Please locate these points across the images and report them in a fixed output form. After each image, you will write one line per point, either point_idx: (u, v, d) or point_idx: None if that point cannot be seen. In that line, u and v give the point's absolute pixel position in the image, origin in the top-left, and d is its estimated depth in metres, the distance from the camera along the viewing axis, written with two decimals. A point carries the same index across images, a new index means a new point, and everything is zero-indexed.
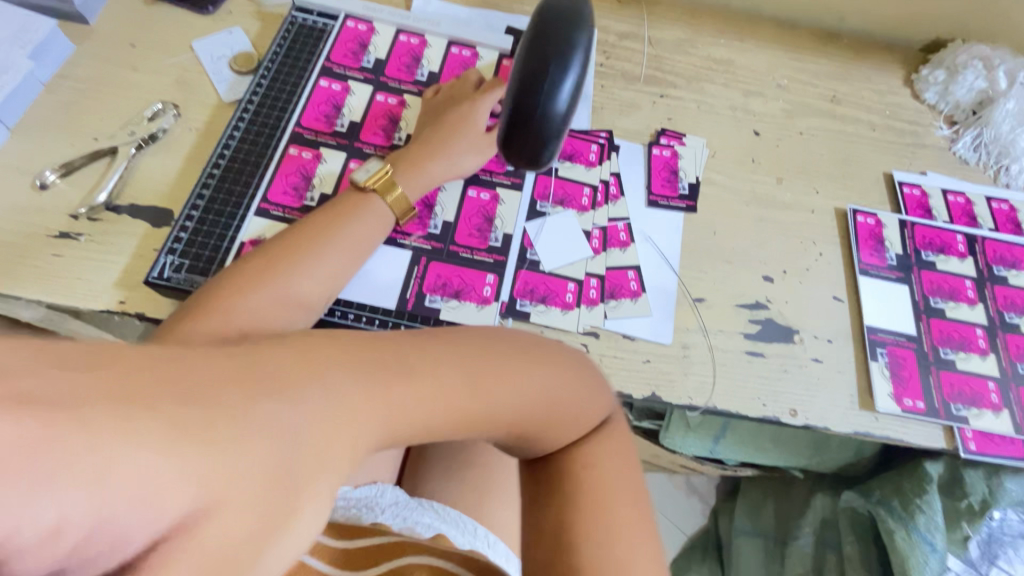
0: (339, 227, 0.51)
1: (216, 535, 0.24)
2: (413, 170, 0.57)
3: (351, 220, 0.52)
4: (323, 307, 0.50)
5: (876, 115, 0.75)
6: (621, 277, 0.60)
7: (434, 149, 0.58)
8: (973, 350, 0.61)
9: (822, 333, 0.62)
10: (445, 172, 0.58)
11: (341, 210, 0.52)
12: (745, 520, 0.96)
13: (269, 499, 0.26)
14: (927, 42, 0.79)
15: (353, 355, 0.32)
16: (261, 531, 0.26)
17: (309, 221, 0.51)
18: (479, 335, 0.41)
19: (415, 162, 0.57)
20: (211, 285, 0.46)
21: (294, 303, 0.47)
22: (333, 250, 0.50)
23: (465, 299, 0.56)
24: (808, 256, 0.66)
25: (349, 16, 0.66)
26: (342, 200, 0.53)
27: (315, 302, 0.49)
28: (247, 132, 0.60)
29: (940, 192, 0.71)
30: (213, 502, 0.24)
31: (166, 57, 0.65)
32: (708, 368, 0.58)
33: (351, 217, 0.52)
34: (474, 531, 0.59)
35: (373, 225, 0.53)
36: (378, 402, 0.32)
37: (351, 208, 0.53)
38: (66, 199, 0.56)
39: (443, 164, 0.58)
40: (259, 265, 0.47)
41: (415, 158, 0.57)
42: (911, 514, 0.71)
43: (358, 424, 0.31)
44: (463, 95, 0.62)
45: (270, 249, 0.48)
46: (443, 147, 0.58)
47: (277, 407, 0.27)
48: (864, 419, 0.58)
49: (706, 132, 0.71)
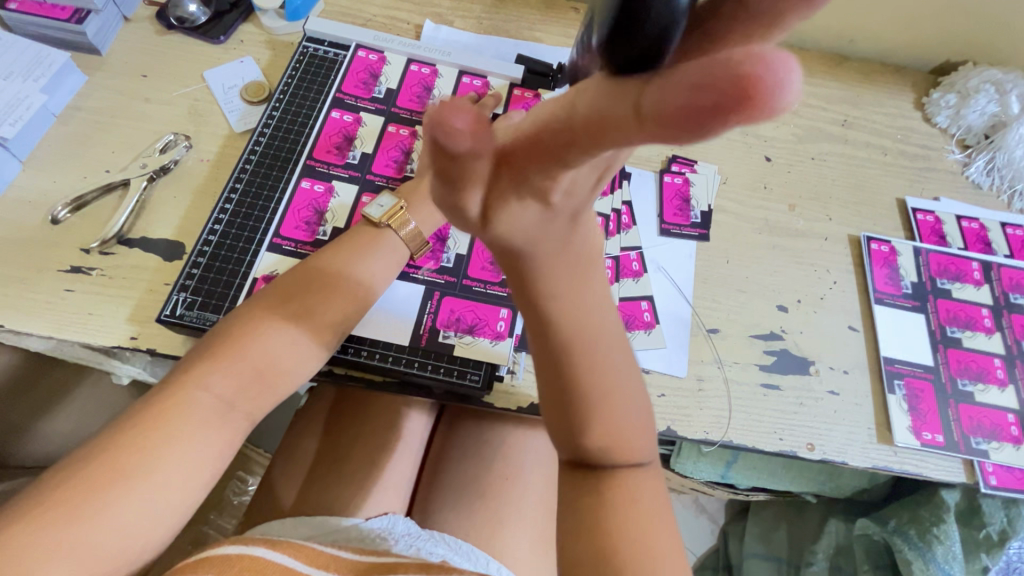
0: (354, 261, 0.53)
1: (602, 388, 0.38)
2: (425, 204, 0.57)
3: (366, 257, 0.53)
4: (337, 343, 0.51)
5: (888, 139, 0.75)
6: (635, 308, 0.60)
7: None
8: (992, 381, 0.61)
9: (838, 364, 0.61)
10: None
11: (357, 247, 0.54)
12: (757, 544, 0.97)
13: (597, 373, 0.38)
14: (938, 65, 0.79)
15: (591, 319, 0.36)
16: (602, 384, 0.38)
17: (323, 256, 0.53)
18: (604, 349, 0.38)
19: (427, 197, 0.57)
20: (230, 318, 0.48)
21: (308, 339, 0.49)
22: (345, 287, 0.51)
23: (479, 335, 0.55)
24: (822, 285, 0.65)
25: (360, 46, 0.66)
26: (357, 237, 0.55)
27: (328, 339, 0.50)
28: (259, 165, 0.60)
29: (954, 218, 0.70)
30: (588, 380, 0.38)
31: (177, 87, 0.65)
32: (723, 402, 0.58)
33: (365, 253, 0.54)
34: (487, 563, 0.60)
35: (389, 260, 0.54)
36: (594, 349, 0.37)
37: (366, 244, 0.54)
38: (77, 232, 0.56)
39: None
40: (278, 300, 0.49)
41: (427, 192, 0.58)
42: (929, 544, 0.69)
43: (605, 360, 0.38)
44: None
45: (286, 285, 0.50)
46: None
47: (590, 321, 0.37)
48: (883, 453, 0.58)
49: (717, 159, 0.70)
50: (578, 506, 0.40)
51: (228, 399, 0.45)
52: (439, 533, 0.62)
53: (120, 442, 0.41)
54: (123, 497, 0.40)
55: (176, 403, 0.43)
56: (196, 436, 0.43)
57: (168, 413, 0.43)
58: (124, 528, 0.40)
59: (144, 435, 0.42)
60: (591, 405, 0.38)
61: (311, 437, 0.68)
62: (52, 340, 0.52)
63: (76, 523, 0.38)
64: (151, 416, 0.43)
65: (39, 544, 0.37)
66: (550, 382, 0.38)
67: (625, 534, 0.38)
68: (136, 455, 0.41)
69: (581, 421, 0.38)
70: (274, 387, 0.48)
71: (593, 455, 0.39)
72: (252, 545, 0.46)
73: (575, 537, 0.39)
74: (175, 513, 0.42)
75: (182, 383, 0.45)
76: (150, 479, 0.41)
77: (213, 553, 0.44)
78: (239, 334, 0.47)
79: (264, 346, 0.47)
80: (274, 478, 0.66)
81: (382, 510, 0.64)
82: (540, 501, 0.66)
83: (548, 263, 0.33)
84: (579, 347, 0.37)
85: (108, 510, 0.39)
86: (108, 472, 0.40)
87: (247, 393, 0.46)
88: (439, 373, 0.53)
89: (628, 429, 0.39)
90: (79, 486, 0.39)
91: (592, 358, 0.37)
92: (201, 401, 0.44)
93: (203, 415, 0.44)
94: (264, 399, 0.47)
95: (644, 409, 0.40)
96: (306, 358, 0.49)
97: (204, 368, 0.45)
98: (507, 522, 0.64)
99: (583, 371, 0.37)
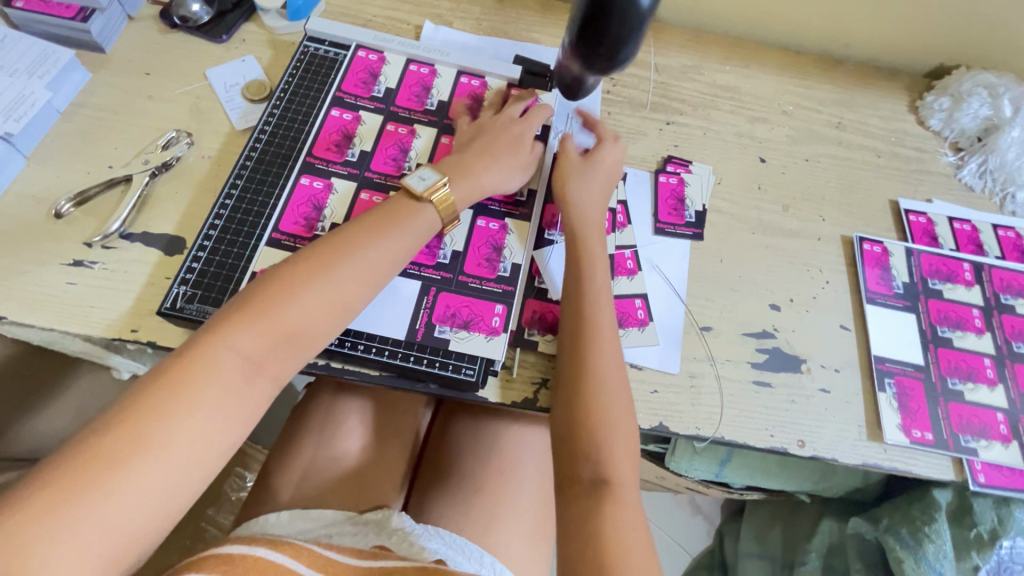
0: (382, 229, 0.53)
1: (609, 403, 0.51)
2: (464, 179, 0.58)
3: (394, 228, 0.53)
4: (361, 307, 0.51)
5: (881, 142, 0.76)
6: (629, 305, 0.61)
7: (484, 159, 0.59)
8: (981, 381, 0.61)
9: (830, 362, 0.62)
10: (494, 183, 0.59)
11: (385, 217, 0.54)
12: (751, 543, 0.98)
13: (605, 390, 0.51)
14: (933, 68, 0.80)
15: (602, 347, 0.53)
16: (606, 400, 0.51)
17: (353, 226, 0.53)
18: (613, 371, 0.52)
19: (468, 172, 0.58)
20: (261, 278, 0.48)
21: (336, 304, 0.49)
22: (373, 255, 0.51)
23: (474, 330, 0.56)
24: (815, 285, 0.66)
25: (359, 46, 0.67)
26: (388, 208, 0.54)
27: (353, 305, 0.50)
28: (260, 161, 0.61)
29: (946, 220, 0.71)
30: (599, 395, 0.51)
31: (180, 85, 0.66)
32: (715, 399, 0.58)
33: (395, 224, 0.53)
34: (481, 558, 0.61)
35: (417, 232, 0.54)
36: (604, 371, 0.52)
37: (398, 214, 0.54)
38: (79, 226, 0.57)
39: (493, 174, 0.59)
40: (309, 264, 0.49)
41: (468, 168, 0.58)
42: (920, 543, 0.70)
43: (611, 384, 0.52)
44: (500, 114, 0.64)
45: (317, 250, 0.50)
46: (495, 159, 0.60)
47: (607, 350, 0.53)
48: (873, 450, 0.58)
49: (712, 160, 0.71)
50: (568, 504, 0.49)
51: (255, 361, 0.45)
52: (433, 526, 0.63)
53: (145, 406, 0.40)
54: (148, 465, 0.39)
55: (202, 364, 0.43)
56: (222, 401, 0.43)
57: (195, 375, 0.42)
58: (151, 495, 0.39)
59: (170, 400, 0.41)
60: (593, 406, 0.51)
61: (307, 430, 0.68)
62: (54, 333, 0.53)
63: (102, 491, 0.37)
64: (178, 378, 0.42)
65: (66, 514, 0.36)
66: (573, 392, 0.52)
67: (611, 530, 0.46)
68: (162, 421, 0.40)
69: (587, 426, 0.50)
70: (299, 351, 0.48)
71: (591, 464, 0.50)
72: (256, 545, 0.47)
73: (584, 548, 0.46)
74: (198, 476, 0.41)
75: (207, 344, 0.44)
76: (177, 447, 0.40)
77: (217, 554, 0.45)
78: (271, 295, 0.47)
79: (296, 309, 0.47)
80: (270, 471, 0.67)
81: (378, 503, 0.65)
82: (533, 496, 0.67)
83: (575, 293, 0.55)
84: (597, 366, 0.52)
85: (134, 478, 0.38)
86: (133, 439, 0.39)
87: (274, 356, 0.46)
88: (434, 367, 0.54)
89: (619, 438, 0.50)
90: (103, 454, 0.38)
91: (599, 378, 0.52)
92: (228, 360, 0.44)
93: (230, 377, 0.44)
94: (293, 362, 0.48)
95: (631, 429, 0.51)
96: (331, 324, 0.49)
97: (234, 329, 0.45)
98: (502, 518, 0.65)
99: (595, 385, 0.51)
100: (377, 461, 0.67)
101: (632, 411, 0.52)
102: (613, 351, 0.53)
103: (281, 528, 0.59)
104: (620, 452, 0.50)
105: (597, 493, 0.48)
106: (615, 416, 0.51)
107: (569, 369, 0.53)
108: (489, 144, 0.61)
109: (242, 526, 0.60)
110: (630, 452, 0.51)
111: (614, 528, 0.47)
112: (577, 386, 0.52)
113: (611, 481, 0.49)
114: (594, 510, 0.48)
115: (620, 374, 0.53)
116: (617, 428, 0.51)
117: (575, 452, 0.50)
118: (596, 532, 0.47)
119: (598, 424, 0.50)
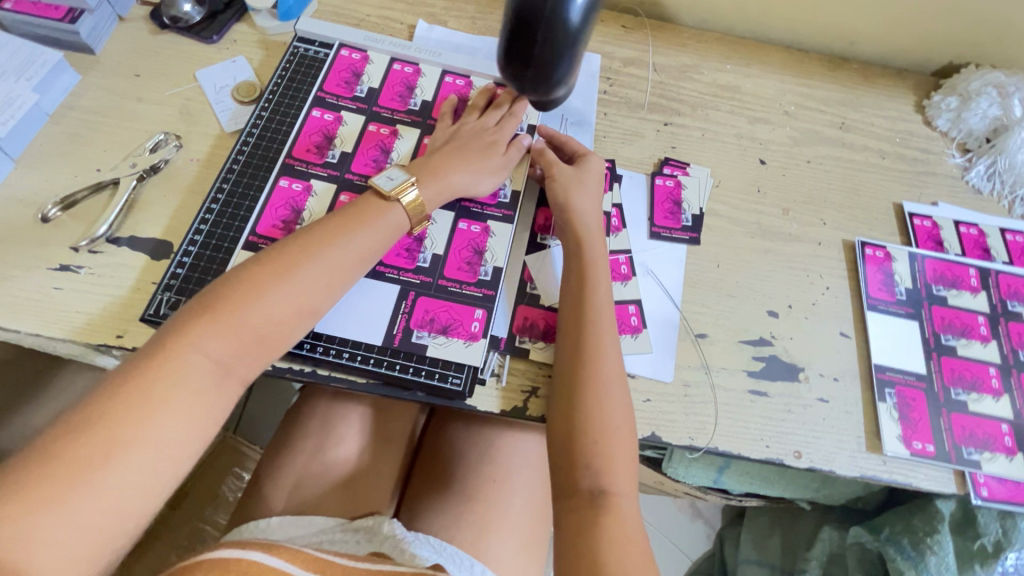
0: (353, 227, 0.52)
1: (608, 408, 0.50)
2: (434, 179, 0.57)
3: (363, 226, 0.52)
4: (329, 307, 0.50)
5: (887, 143, 0.74)
6: (623, 312, 0.60)
7: (454, 160, 0.59)
8: (986, 391, 0.60)
9: (828, 371, 0.60)
10: (463, 184, 0.59)
11: (356, 216, 0.53)
12: (752, 550, 0.96)
13: (604, 394, 0.50)
14: (941, 67, 0.77)
15: (601, 351, 0.52)
16: (604, 404, 0.50)
17: (323, 224, 0.52)
18: (611, 376, 0.51)
19: (437, 172, 0.58)
20: (228, 277, 0.47)
21: (303, 304, 0.48)
22: (343, 254, 0.50)
23: (453, 336, 0.55)
24: (814, 291, 0.64)
25: (344, 45, 0.67)
26: (359, 207, 0.54)
27: (320, 305, 0.49)
28: (246, 164, 0.60)
29: (952, 224, 0.69)
30: (597, 399, 0.50)
31: (170, 87, 0.65)
32: (710, 409, 0.57)
33: (366, 222, 0.53)
34: (471, 566, 0.60)
35: (387, 230, 0.54)
36: (602, 374, 0.51)
37: (369, 213, 0.53)
38: (67, 230, 0.57)
39: (464, 176, 0.59)
40: (276, 264, 0.48)
41: (437, 168, 0.58)
42: (922, 554, 0.68)
43: (610, 388, 0.51)
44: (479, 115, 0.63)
45: (284, 250, 0.49)
46: (466, 161, 0.59)
47: (605, 353, 0.52)
48: (872, 462, 0.57)
49: (711, 162, 0.70)
50: (565, 520, 0.48)
51: (223, 361, 0.45)
52: (424, 534, 0.62)
53: (115, 408, 0.40)
54: (119, 467, 0.38)
55: (169, 365, 0.42)
56: (191, 403, 0.42)
57: (162, 376, 0.42)
58: (121, 498, 0.39)
59: (139, 402, 0.40)
60: (591, 409, 0.50)
61: (296, 435, 0.67)
62: (38, 338, 0.53)
63: (72, 494, 0.37)
64: (146, 379, 0.41)
65: (37, 519, 0.36)
66: (572, 396, 0.51)
67: (603, 544, 0.45)
68: (133, 422, 0.40)
69: (584, 430, 0.49)
70: (269, 350, 0.47)
71: (589, 475, 0.48)
72: (249, 549, 0.44)
73: (579, 562, 0.45)
74: (168, 480, 0.41)
75: (174, 344, 0.43)
76: (148, 448, 0.40)
77: (208, 558, 0.42)
78: (237, 295, 0.46)
79: (267, 308, 0.46)
80: (260, 476, 0.66)
81: (369, 510, 0.64)
82: (526, 503, 0.66)
83: (575, 295, 0.54)
84: (595, 369, 0.51)
85: (106, 481, 0.38)
86: (103, 442, 0.38)
87: (242, 355, 0.46)
88: (420, 376, 0.53)
89: (617, 445, 0.49)
90: (73, 456, 0.37)
91: (598, 383, 0.51)
92: (195, 361, 0.43)
93: (198, 377, 0.43)
94: (261, 362, 0.47)
95: (628, 433, 0.50)
96: (300, 323, 0.48)
97: (200, 329, 0.44)
98: (494, 525, 0.64)
99: (594, 388, 0.50)
100: (369, 467, 0.67)
101: (631, 418, 0.51)
102: (609, 356, 0.52)
103: (270, 534, 0.58)
104: (619, 462, 0.49)
105: (589, 507, 0.47)
106: (614, 421, 0.50)
107: (566, 377, 0.52)
108: (462, 146, 0.60)
109: (232, 532, 0.60)
110: (630, 460, 0.50)
111: (608, 542, 0.45)
112: (576, 389, 0.51)
113: (609, 491, 0.48)
114: (592, 523, 0.46)
115: (619, 378, 0.52)
116: (614, 435, 0.49)
117: (572, 461, 0.49)
118: (589, 547, 0.46)
119: (597, 429, 0.49)
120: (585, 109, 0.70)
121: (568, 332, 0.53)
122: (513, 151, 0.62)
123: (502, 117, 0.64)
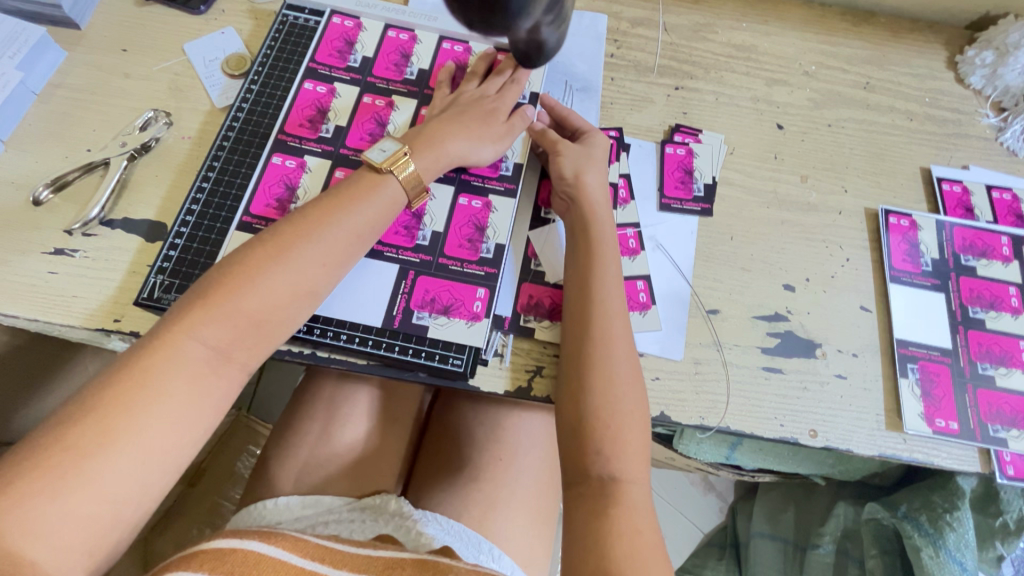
0: (348, 206, 0.50)
1: (620, 388, 0.48)
2: (430, 149, 0.55)
3: (358, 204, 0.50)
4: (329, 290, 0.49)
5: (914, 103, 0.69)
6: (631, 288, 0.57)
7: (452, 128, 0.56)
8: (1016, 365, 0.57)
9: (847, 347, 0.58)
10: (462, 153, 0.56)
11: (350, 193, 0.51)
12: (764, 523, 0.95)
13: (613, 375, 0.49)
14: (976, 18, 0.72)
15: (609, 328, 0.50)
16: (614, 385, 0.48)
17: (316, 205, 0.50)
18: (624, 356, 0.50)
19: (433, 142, 0.55)
20: (222, 263, 0.46)
21: (300, 288, 0.46)
22: (337, 234, 0.48)
23: (454, 316, 0.53)
24: (834, 263, 0.61)
25: (336, 12, 0.63)
26: (353, 184, 0.51)
27: (320, 288, 0.48)
28: (237, 142, 0.58)
29: (983, 189, 0.65)
30: (607, 381, 0.48)
31: (159, 61, 0.63)
32: (722, 387, 0.55)
33: (360, 199, 0.50)
34: (480, 545, 0.60)
35: (383, 208, 0.51)
36: (611, 353, 0.49)
37: (365, 190, 0.51)
38: (59, 214, 0.55)
39: (461, 144, 0.56)
40: (268, 247, 0.46)
41: (434, 137, 0.55)
42: (940, 531, 0.65)
43: (619, 366, 0.49)
44: (479, 84, 0.60)
45: (277, 232, 0.47)
46: (464, 128, 0.56)
47: (615, 331, 0.50)
48: (892, 440, 0.55)
49: (724, 128, 0.66)
50: (576, 506, 0.47)
51: (222, 350, 0.43)
52: (431, 512, 0.61)
53: (110, 400, 0.39)
54: (115, 459, 0.38)
55: (165, 356, 0.41)
56: (189, 393, 0.41)
57: (159, 367, 0.41)
58: (121, 488, 0.38)
59: (132, 392, 0.39)
60: (598, 391, 0.48)
61: (301, 416, 0.66)
62: (39, 323, 0.52)
63: (68, 487, 0.36)
64: (139, 369, 0.40)
65: (40, 510, 0.35)
66: (579, 377, 0.49)
67: (612, 534, 0.44)
68: (128, 413, 0.39)
69: (592, 412, 0.48)
70: (268, 337, 0.46)
71: (597, 462, 0.47)
72: (247, 538, 0.44)
73: (590, 552, 0.43)
74: (169, 470, 0.40)
75: (168, 334, 0.42)
76: (142, 439, 0.39)
77: (207, 548, 0.42)
78: (232, 282, 0.44)
79: (263, 294, 0.45)
80: (267, 457, 0.65)
81: (376, 489, 0.64)
82: (534, 481, 0.66)
83: (582, 271, 0.52)
84: (604, 349, 0.49)
85: (100, 473, 0.37)
86: (100, 434, 0.38)
87: (241, 343, 0.44)
88: (421, 358, 0.52)
89: (625, 428, 0.47)
90: (65, 450, 0.37)
91: (607, 362, 0.49)
92: (190, 351, 0.42)
93: (196, 368, 0.42)
94: (263, 349, 0.46)
95: (640, 415, 0.48)
96: (298, 307, 0.47)
97: (195, 317, 0.43)
98: (500, 505, 0.63)
99: (601, 369, 0.49)
100: (375, 447, 0.66)
101: (643, 400, 0.49)
102: (618, 336, 0.50)
103: (278, 514, 0.58)
104: (631, 447, 0.47)
105: (599, 494, 0.46)
106: (625, 403, 0.48)
107: (574, 357, 0.50)
108: (461, 114, 0.57)
109: (242, 514, 0.60)
110: (641, 446, 0.48)
111: (618, 530, 0.44)
112: (585, 371, 0.49)
113: (620, 479, 0.46)
114: (601, 512, 0.45)
115: (629, 357, 0.50)
116: (625, 419, 0.48)
117: (581, 445, 0.47)
118: (601, 535, 0.44)
119: (606, 410, 0.48)
120: (591, 75, 0.66)
121: (575, 309, 0.51)
122: (514, 120, 0.59)
123: (505, 85, 0.60)
